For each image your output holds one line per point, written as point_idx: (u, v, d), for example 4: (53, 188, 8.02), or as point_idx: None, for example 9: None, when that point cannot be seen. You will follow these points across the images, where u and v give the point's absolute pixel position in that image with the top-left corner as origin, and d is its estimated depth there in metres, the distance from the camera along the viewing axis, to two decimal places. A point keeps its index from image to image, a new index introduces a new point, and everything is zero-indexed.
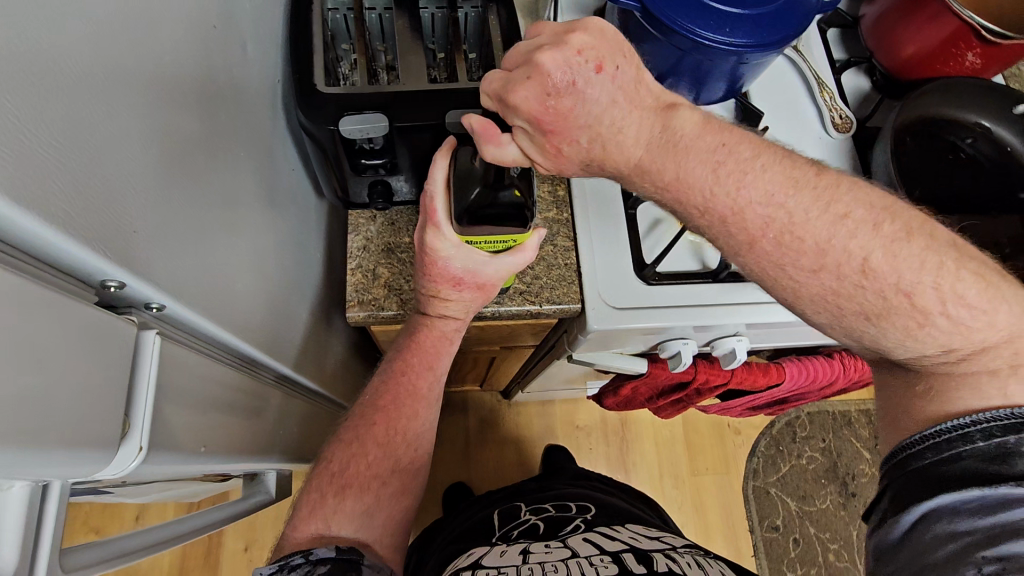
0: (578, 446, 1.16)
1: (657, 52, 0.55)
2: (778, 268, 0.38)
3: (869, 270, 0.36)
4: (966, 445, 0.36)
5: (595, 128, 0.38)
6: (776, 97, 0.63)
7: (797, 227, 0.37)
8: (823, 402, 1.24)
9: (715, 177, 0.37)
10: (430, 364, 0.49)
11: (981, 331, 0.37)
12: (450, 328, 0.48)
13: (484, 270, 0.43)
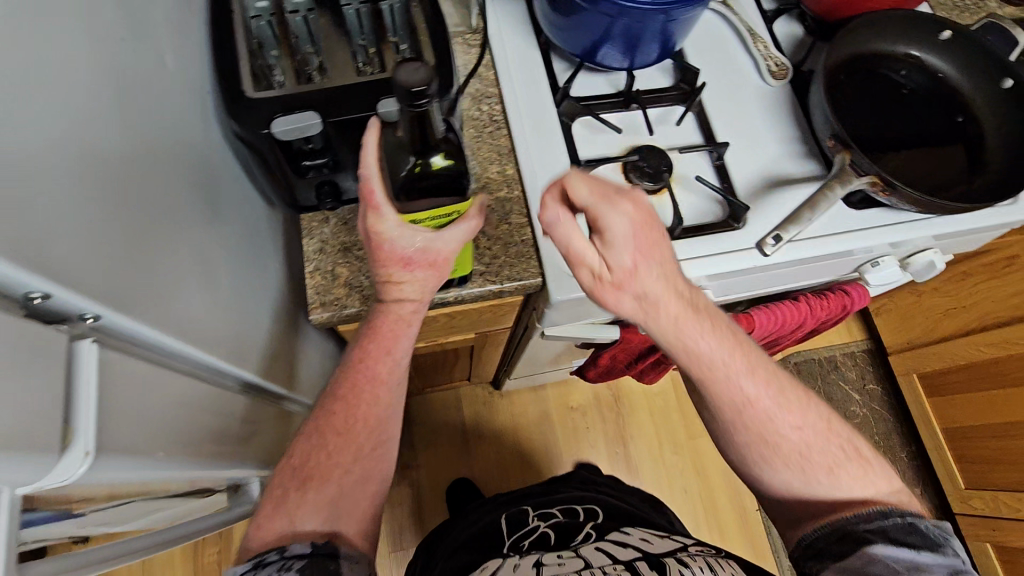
0: (575, 427, 1.17)
1: (587, 22, 0.56)
2: (763, 421, 0.51)
3: (808, 429, 0.51)
4: (892, 521, 0.48)
5: (655, 263, 0.44)
6: (712, 53, 0.64)
7: (782, 398, 0.51)
8: (808, 350, 1.28)
9: (734, 345, 0.49)
10: (388, 350, 0.47)
11: (880, 475, 0.51)
12: (407, 311, 0.47)
13: (430, 245, 0.43)
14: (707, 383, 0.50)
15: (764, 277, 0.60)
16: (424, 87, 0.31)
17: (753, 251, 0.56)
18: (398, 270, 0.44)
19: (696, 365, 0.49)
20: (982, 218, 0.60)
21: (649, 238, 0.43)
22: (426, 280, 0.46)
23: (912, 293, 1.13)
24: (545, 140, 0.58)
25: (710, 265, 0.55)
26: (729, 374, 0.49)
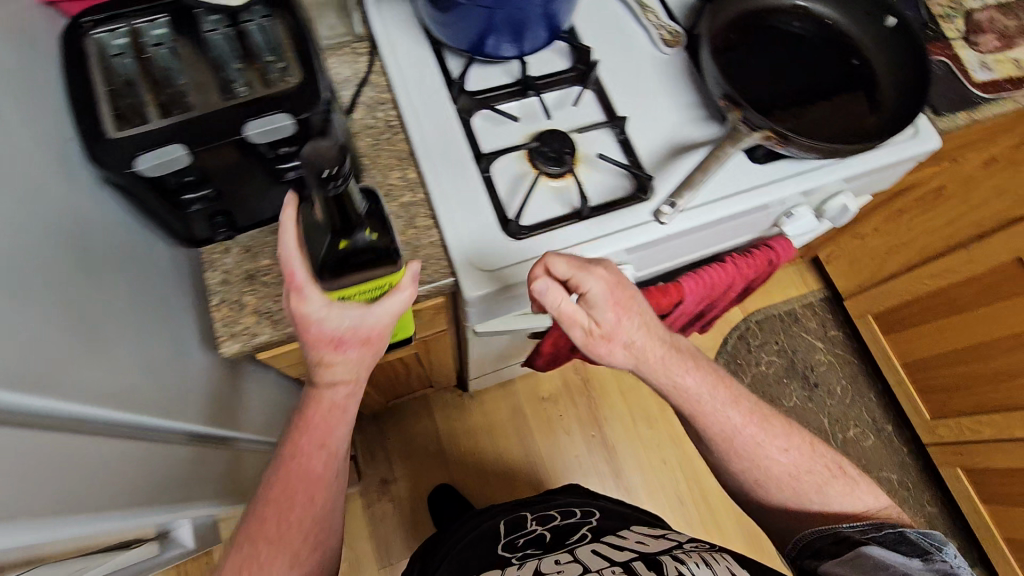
0: (548, 417, 1.17)
1: (467, 17, 0.55)
2: (759, 448, 0.60)
3: (804, 454, 0.62)
4: (883, 532, 0.57)
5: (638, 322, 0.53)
6: (606, 28, 0.64)
7: (770, 426, 0.61)
8: (768, 306, 1.30)
9: (716, 386, 0.60)
10: (321, 441, 0.52)
11: (870, 497, 0.61)
12: (338, 395, 0.51)
13: (358, 322, 0.46)
14: (700, 417, 0.59)
15: (683, 245, 0.61)
16: (337, 172, 0.34)
17: (651, 223, 0.56)
18: (327, 352, 0.47)
19: (687, 401, 0.59)
20: (882, 153, 0.61)
21: (624, 298, 0.53)
22: (360, 356, 0.49)
23: (855, 238, 1.14)
24: (444, 140, 0.57)
25: (620, 242, 0.55)
26: (716, 405, 0.59)
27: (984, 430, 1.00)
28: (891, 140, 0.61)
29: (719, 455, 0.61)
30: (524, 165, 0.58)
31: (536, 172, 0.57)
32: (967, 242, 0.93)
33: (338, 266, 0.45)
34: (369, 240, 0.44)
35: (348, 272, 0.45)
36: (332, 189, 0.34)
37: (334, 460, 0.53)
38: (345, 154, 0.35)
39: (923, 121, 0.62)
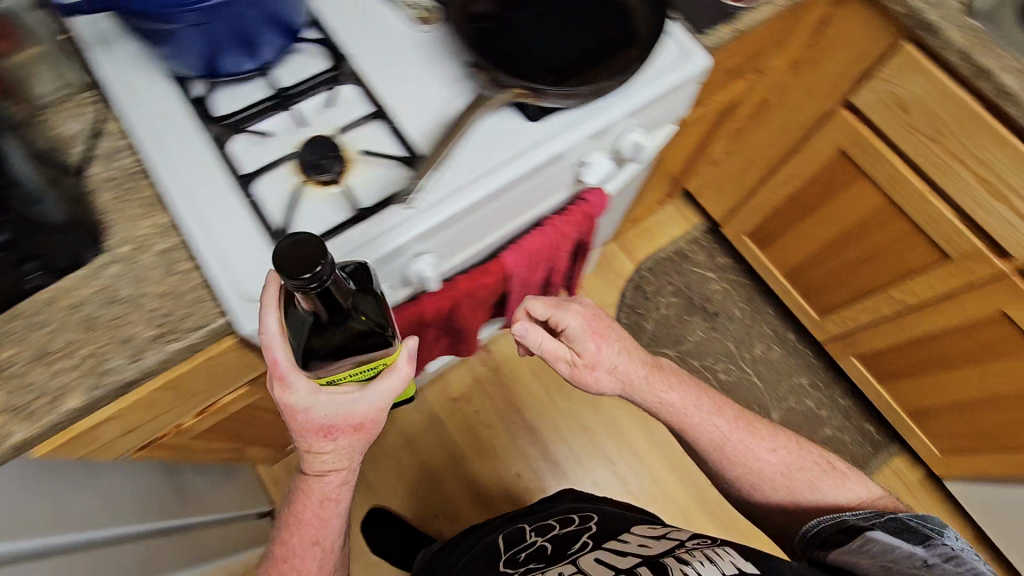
0: (465, 415, 1.15)
1: (186, 43, 0.52)
2: (745, 449, 0.66)
3: (788, 451, 0.67)
4: (893, 519, 0.57)
5: (613, 346, 0.64)
6: (357, 18, 0.61)
7: (754, 427, 0.68)
8: (656, 250, 1.32)
9: (699, 397, 0.68)
10: (320, 509, 0.59)
11: (862, 488, 0.65)
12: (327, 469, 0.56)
13: (352, 410, 0.50)
14: (688, 428, 0.66)
15: (480, 222, 0.59)
16: (320, 269, 0.35)
17: (424, 212, 0.53)
18: (319, 440, 0.51)
19: (674, 415, 0.67)
20: (647, 75, 0.60)
21: (597, 329, 0.63)
22: (354, 441, 0.53)
23: (713, 165, 1.16)
24: (197, 172, 0.53)
25: (404, 234, 0.53)
26: (701, 415, 0.67)
27: (861, 317, 1.04)
28: (650, 60, 0.61)
29: (711, 463, 0.67)
30: (295, 178, 0.54)
31: (302, 183, 0.54)
32: (800, 143, 0.96)
33: (330, 353, 0.47)
34: (360, 323, 0.46)
35: (339, 358, 0.47)
36: (312, 286, 0.36)
37: (332, 534, 0.61)
38: (322, 251, 0.36)
39: (674, 33, 0.62)
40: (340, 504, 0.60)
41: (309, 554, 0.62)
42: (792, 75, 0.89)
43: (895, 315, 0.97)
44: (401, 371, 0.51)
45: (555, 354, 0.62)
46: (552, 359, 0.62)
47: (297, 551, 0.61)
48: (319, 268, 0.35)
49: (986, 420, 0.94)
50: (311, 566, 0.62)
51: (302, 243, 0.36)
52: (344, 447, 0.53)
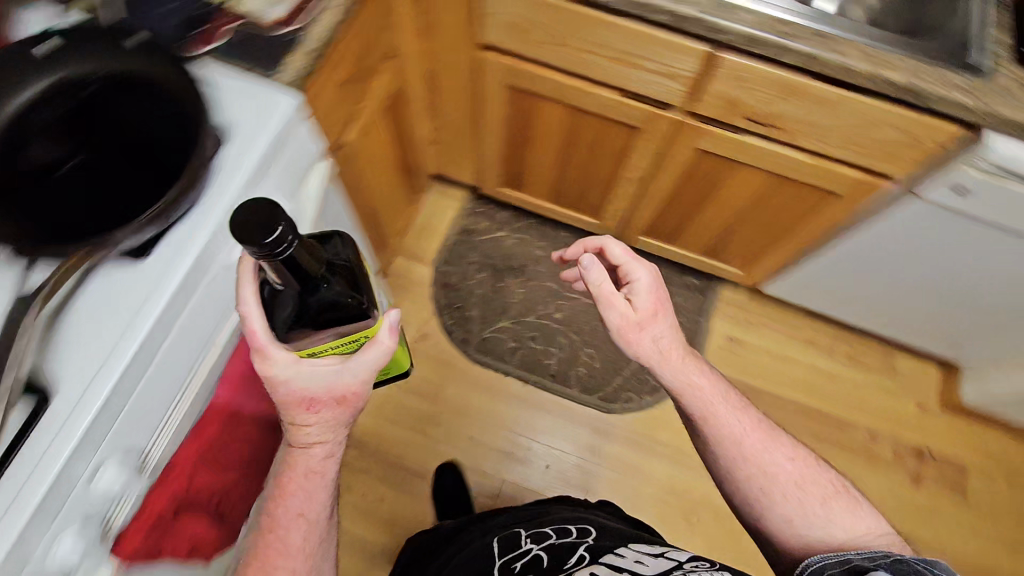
0: (357, 504, 1.09)
1: None
2: (749, 451, 0.63)
3: (801, 465, 0.63)
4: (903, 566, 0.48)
5: (659, 322, 0.66)
6: None
7: (773, 435, 0.65)
8: (441, 241, 1.31)
9: (726, 394, 0.67)
10: (293, 507, 0.59)
11: (869, 522, 0.59)
12: (311, 448, 0.59)
13: (337, 380, 0.55)
14: (710, 415, 0.64)
15: (166, 378, 0.51)
16: (281, 233, 0.37)
17: (66, 424, 0.44)
18: (303, 413, 0.56)
19: (698, 401, 0.65)
20: (228, 151, 0.54)
21: (660, 299, 0.67)
22: (339, 415, 0.57)
23: (433, 143, 1.15)
24: None
25: (51, 465, 0.43)
26: (726, 407, 0.65)
27: (624, 203, 1.12)
28: (227, 122, 0.55)
29: (723, 462, 0.64)
30: None
31: None
32: (478, 95, 0.97)
33: (314, 322, 0.51)
34: (336, 292, 0.50)
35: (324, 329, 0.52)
36: (281, 250, 0.38)
37: (320, 511, 0.60)
38: (282, 214, 0.38)
39: (232, 93, 0.56)
40: (328, 481, 0.60)
41: (294, 530, 0.59)
42: (428, 41, 0.88)
43: (641, 190, 1.05)
44: (382, 343, 0.56)
45: (609, 297, 0.65)
46: (607, 304, 0.65)
47: (281, 527, 0.58)
48: (281, 233, 0.37)
49: (750, 229, 1.07)
50: (294, 542, 0.59)
51: (258, 210, 0.37)
52: (329, 419, 0.57)
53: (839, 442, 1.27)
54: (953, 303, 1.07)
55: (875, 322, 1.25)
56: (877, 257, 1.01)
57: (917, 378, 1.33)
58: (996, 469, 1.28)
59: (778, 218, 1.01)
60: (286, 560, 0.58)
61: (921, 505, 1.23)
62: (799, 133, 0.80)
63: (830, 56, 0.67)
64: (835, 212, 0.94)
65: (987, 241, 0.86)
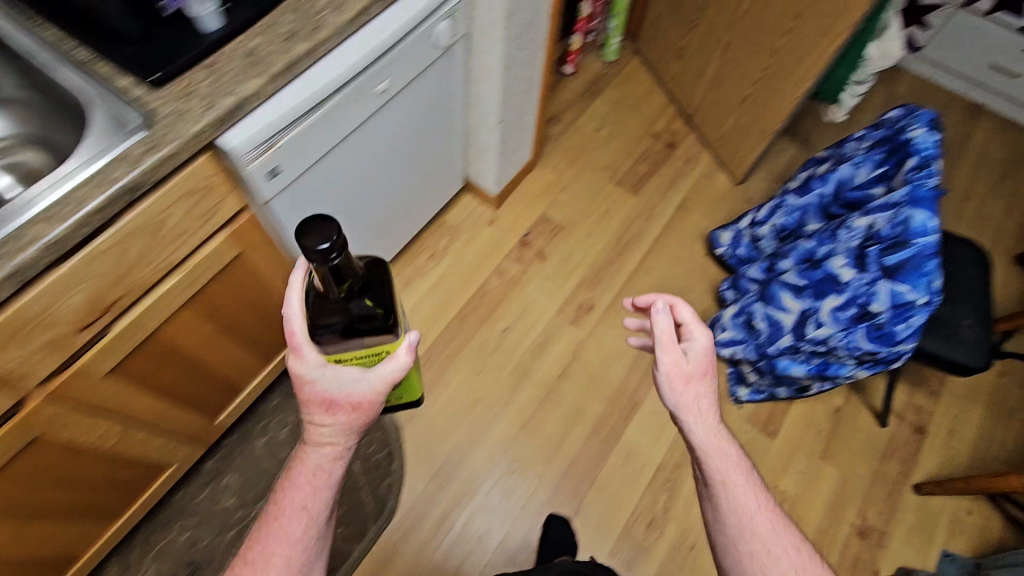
0: None
1: None
2: (749, 537, 0.73)
3: (788, 531, 0.75)
4: None
5: (705, 394, 0.76)
6: None
7: (772, 511, 0.76)
8: None
9: (744, 471, 0.77)
10: (302, 504, 0.67)
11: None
12: (322, 457, 0.67)
13: (355, 387, 0.64)
14: (729, 488, 0.74)
15: None
16: (330, 242, 0.47)
17: None
18: (322, 413, 0.65)
19: (722, 469, 0.75)
20: None
21: (708, 364, 0.77)
22: (351, 420, 0.66)
23: None
24: None
25: None
26: (748, 483, 0.75)
27: (158, 440, 0.98)
28: None
29: (733, 534, 0.74)
30: None
31: None
32: None
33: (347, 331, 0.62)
34: (365, 306, 0.60)
35: (352, 336, 0.62)
36: (333, 258, 0.47)
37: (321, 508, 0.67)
38: (336, 230, 0.47)
39: None
40: (332, 483, 0.68)
41: (294, 522, 0.66)
42: None
43: (148, 422, 0.92)
44: (400, 358, 0.65)
45: (669, 348, 0.75)
46: (663, 349, 0.74)
47: (286, 518, 0.67)
48: (332, 240, 0.47)
49: (254, 324, 1.04)
50: (293, 531, 0.66)
51: (328, 224, 0.47)
52: (342, 424, 0.66)
53: (492, 303, 1.44)
54: (403, 182, 1.19)
55: (405, 233, 1.36)
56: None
57: (466, 214, 1.55)
58: (551, 196, 1.60)
59: (253, 301, 1.00)
60: (282, 549, 0.66)
61: (560, 262, 1.51)
62: (135, 282, 0.73)
63: (31, 250, 0.58)
64: (263, 260, 0.94)
65: (340, 158, 0.94)
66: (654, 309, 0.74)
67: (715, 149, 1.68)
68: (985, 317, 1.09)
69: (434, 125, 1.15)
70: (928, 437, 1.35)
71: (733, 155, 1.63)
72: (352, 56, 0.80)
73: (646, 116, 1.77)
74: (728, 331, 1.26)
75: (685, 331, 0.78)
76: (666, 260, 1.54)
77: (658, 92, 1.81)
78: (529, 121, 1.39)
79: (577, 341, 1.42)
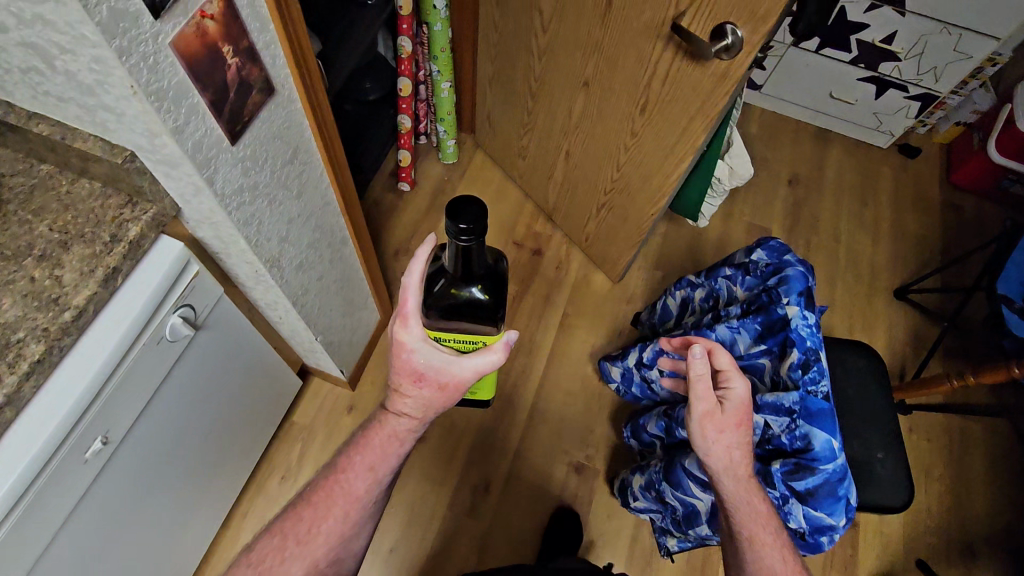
0: None
1: None
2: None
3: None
4: None
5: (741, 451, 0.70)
6: None
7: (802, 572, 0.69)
8: None
9: (774, 529, 0.71)
10: (371, 465, 0.82)
11: None
12: (398, 423, 0.82)
13: (444, 369, 0.76)
14: (756, 543, 0.69)
15: None
16: (473, 228, 0.57)
17: None
18: (409, 382, 0.78)
19: (748, 525, 0.70)
20: None
21: (742, 414, 0.71)
22: (430, 397, 0.79)
23: None
24: None
25: None
26: (771, 544, 0.70)
27: None
28: None
29: None
30: None
31: None
32: None
33: (455, 308, 0.76)
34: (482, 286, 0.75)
35: (461, 315, 0.77)
36: (468, 237, 0.58)
37: (385, 470, 0.82)
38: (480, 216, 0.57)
39: None
40: (398, 450, 0.82)
41: (359, 481, 0.82)
42: None
43: None
44: (495, 355, 0.75)
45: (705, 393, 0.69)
46: (697, 392, 0.68)
47: (355, 471, 0.82)
48: (473, 227, 0.57)
49: None
50: (356, 489, 0.81)
51: (476, 212, 0.58)
52: (422, 399, 0.79)
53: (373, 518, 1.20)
54: (227, 440, 0.94)
55: (241, 475, 1.07)
56: (147, 532, 0.80)
57: (317, 408, 1.30)
58: None
59: None
60: (344, 500, 0.81)
61: (441, 435, 1.30)
62: None
63: None
64: None
65: (89, 521, 0.67)
66: (692, 350, 0.67)
67: (586, 247, 1.52)
68: (895, 441, 1.01)
69: (238, 375, 0.89)
70: (860, 528, 1.29)
71: (603, 254, 1.48)
72: (15, 468, 0.53)
73: (503, 222, 1.58)
74: (641, 500, 1.10)
75: (723, 376, 0.72)
76: (559, 397, 1.37)
77: (511, 189, 1.63)
78: (361, 301, 1.14)
79: (481, 533, 1.22)
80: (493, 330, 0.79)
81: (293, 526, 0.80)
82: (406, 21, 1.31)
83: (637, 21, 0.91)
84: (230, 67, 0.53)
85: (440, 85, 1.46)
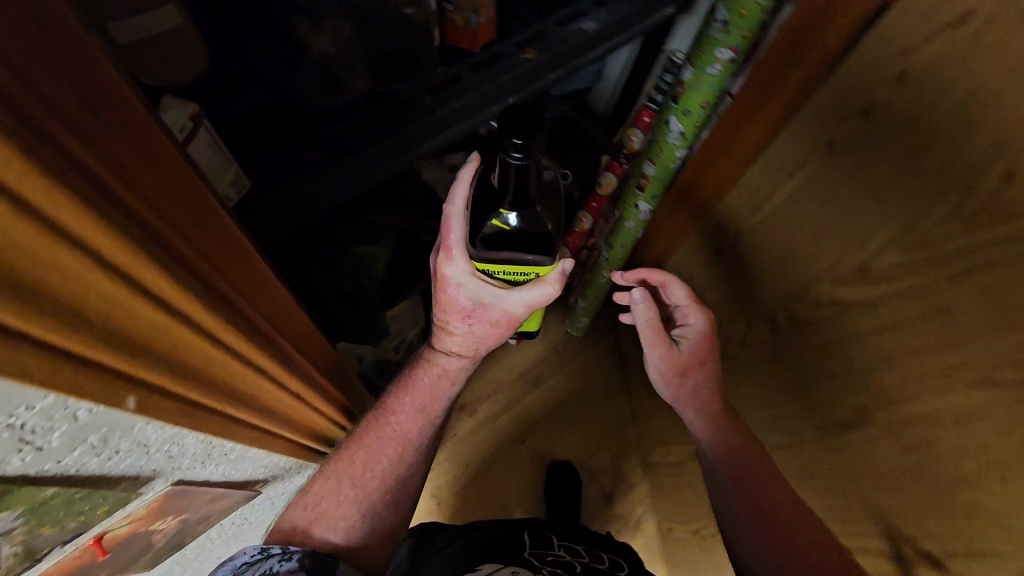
0: None
1: None
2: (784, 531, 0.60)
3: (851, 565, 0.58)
4: None
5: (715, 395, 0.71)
6: None
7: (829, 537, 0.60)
8: None
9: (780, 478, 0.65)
10: (419, 407, 0.72)
11: None
12: (446, 363, 0.74)
13: (496, 304, 0.67)
14: (743, 466, 0.65)
15: None
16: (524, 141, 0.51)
17: None
18: (458, 321, 0.69)
19: (736, 455, 0.66)
20: None
21: (705, 346, 0.72)
22: (485, 332, 0.71)
23: None
24: None
25: None
26: (757, 459, 0.66)
27: None
28: None
29: (756, 517, 0.62)
30: None
31: None
32: None
33: (501, 241, 0.64)
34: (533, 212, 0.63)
35: (501, 246, 0.65)
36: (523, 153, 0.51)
37: (437, 411, 0.73)
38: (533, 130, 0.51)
39: None
40: (450, 388, 0.74)
41: (412, 422, 0.72)
42: None
43: None
44: (549, 283, 0.65)
45: (656, 339, 0.72)
46: (648, 324, 0.72)
47: (402, 415, 0.72)
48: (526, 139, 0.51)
49: None
50: (404, 426, 0.71)
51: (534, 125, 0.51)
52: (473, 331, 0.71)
53: None
54: None
55: None
56: None
57: None
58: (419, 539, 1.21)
59: None
60: (393, 444, 0.71)
61: None
62: None
63: None
64: None
65: None
66: (632, 295, 0.71)
67: (666, 528, 1.22)
68: None
69: None
70: None
71: (682, 558, 1.16)
72: None
73: (593, 438, 1.31)
74: None
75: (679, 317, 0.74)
76: None
77: (621, 401, 1.33)
78: None
79: None
80: (547, 264, 0.66)
81: (346, 468, 0.69)
82: (598, 202, 1.06)
83: (861, 491, 0.60)
84: (157, 534, 0.45)
85: (601, 273, 1.15)
